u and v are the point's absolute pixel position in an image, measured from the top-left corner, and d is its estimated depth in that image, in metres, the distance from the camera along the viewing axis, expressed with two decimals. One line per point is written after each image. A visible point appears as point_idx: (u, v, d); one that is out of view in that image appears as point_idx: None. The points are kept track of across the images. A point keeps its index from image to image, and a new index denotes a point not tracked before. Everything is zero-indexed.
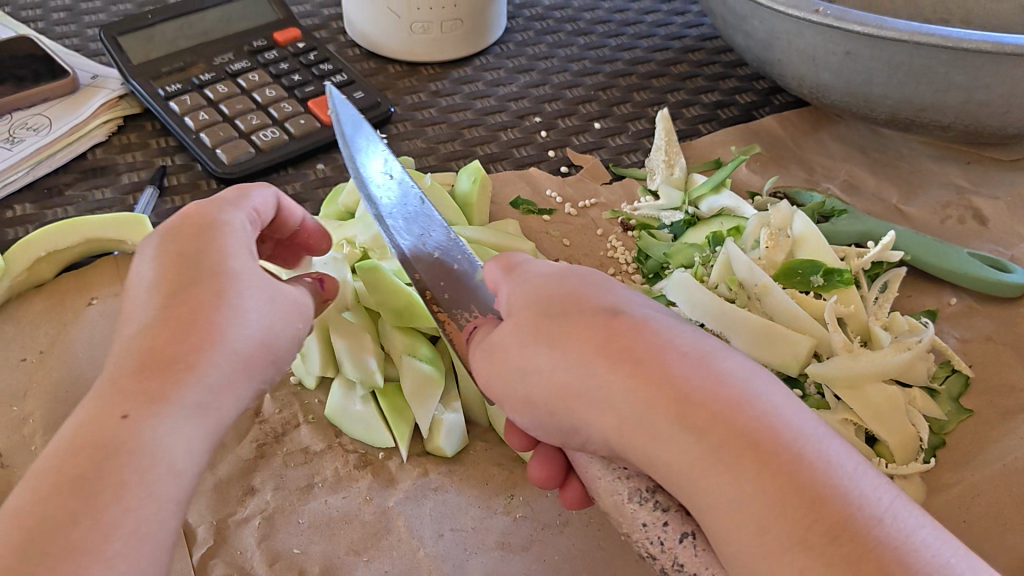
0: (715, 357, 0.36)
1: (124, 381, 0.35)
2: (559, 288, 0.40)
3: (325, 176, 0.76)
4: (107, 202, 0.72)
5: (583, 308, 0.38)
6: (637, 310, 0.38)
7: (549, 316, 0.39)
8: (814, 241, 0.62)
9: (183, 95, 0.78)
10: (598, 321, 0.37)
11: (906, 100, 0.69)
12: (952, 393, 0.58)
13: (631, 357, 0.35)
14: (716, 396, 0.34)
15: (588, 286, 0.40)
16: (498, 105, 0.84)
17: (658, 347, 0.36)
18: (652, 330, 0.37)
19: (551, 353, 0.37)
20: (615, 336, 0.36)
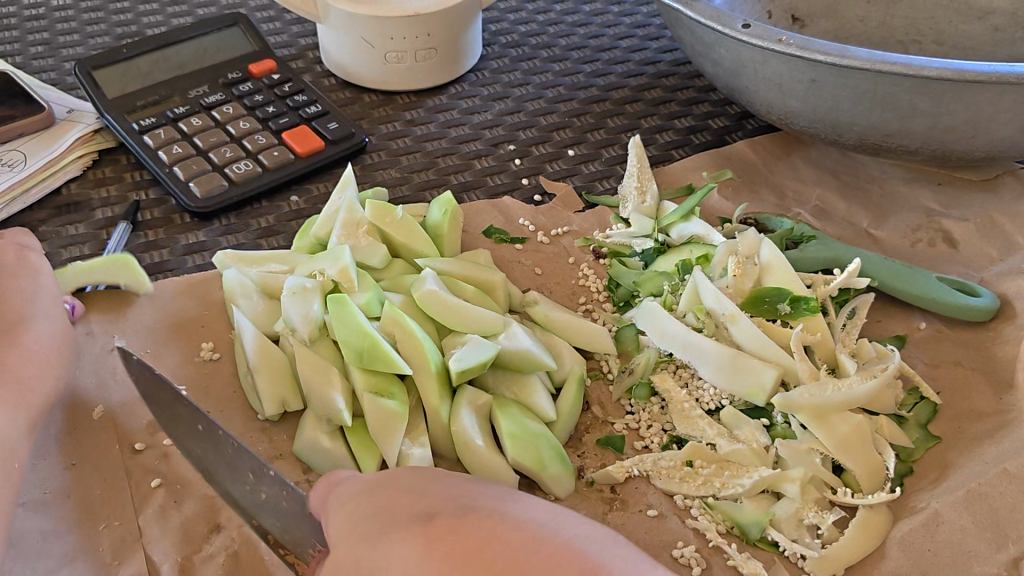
0: (543, 531, 0.40)
1: None
2: (377, 504, 0.42)
3: (299, 208, 0.77)
4: (79, 237, 0.72)
5: (401, 513, 0.41)
6: (448, 491, 0.43)
7: (376, 520, 0.41)
8: (780, 269, 0.62)
9: (157, 128, 0.78)
10: (418, 515, 0.41)
11: (873, 125, 0.69)
12: (920, 420, 0.58)
13: (459, 561, 0.38)
14: (547, 569, 0.38)
15: (402, 491, 0.42)
16: (472, 134, 0.84)
17: (473, 521, 0.40)
18: (472, 518, 0.40)
19: (388, 560, 0.39)
20: (431, 523, 0.40)
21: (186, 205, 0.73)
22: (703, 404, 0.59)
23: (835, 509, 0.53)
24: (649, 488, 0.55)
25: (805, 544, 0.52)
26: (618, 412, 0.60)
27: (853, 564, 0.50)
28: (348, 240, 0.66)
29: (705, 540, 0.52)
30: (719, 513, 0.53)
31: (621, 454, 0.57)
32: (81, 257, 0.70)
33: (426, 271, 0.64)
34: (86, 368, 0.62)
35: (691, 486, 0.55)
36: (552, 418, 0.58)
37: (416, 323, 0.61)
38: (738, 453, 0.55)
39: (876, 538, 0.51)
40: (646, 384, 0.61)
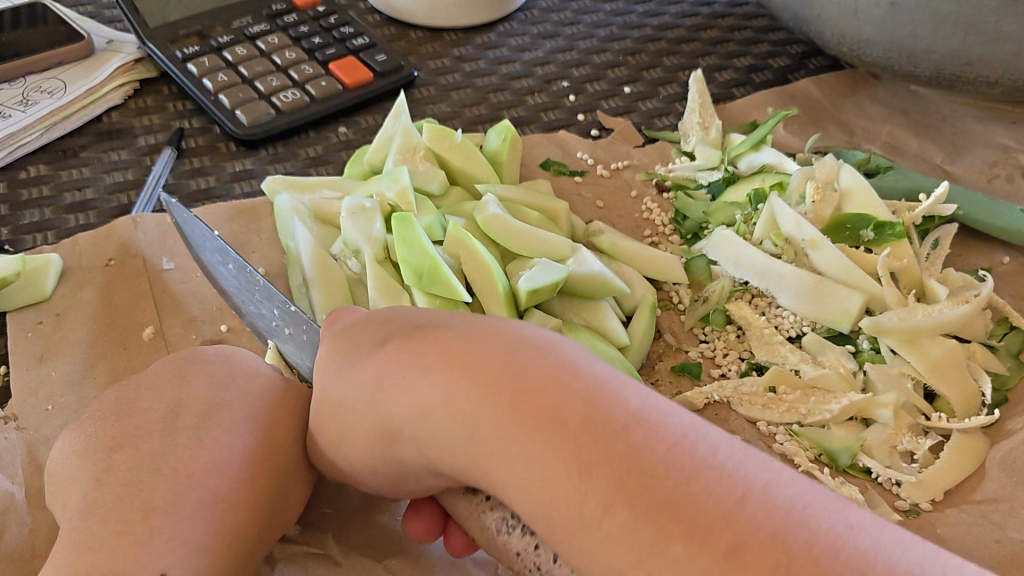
0: (511, 326, 0.33)
1: (152, 461, 0.38)
2: (360, 321, 0.38)
3: (349, 140, 0.74)
4: (123, 163, 0.69)
5: (383, 327, 0.36)
6: (438, 316, 0.35)
7: (355, 337, 0.36)
8: (862, 194, 0.59)
9: (201, 57, 0.75)
10: (389, 331, 0.35)
11: (953, 54, 0.66)
12: (1012, 350, 0.55)
13: (433, 353, 0.32)
14: (507, 365, 0.30)
15: (390, 313, 0.37)
16: (524, 70, 0.81)
17: (462, 336, 0.32)
18: (443, 329, 0.33)
19: (366, 377, 0.34)
20: (414, 342, 0.33)
21: (233, 132, 0.70)
22: (783, 332, 0.57)
23: (930, 435, 0.50)
24: (730, 415, 0.53)
25: (900, 470, 0.49)
26: (691, 340, 0.58)
27: (951, 489, 0.48)
28: (405, 163, 0.63)
29: (792, 466, 0.50)
30: (806, 439, 0.51)
31: (698, 381, 0.55)
32: (126, 183, 0.68)
33: (488, 196, 0.61)
34: (136, 292, 0.60)
35: (776, 413, 0.52)
36: (625, 343, 0.55)
37: (482, 245, 0.58)
38: (823, 379, 0.52)
39: (975, 462, 0.48)
40: (722, 310, 0.58)
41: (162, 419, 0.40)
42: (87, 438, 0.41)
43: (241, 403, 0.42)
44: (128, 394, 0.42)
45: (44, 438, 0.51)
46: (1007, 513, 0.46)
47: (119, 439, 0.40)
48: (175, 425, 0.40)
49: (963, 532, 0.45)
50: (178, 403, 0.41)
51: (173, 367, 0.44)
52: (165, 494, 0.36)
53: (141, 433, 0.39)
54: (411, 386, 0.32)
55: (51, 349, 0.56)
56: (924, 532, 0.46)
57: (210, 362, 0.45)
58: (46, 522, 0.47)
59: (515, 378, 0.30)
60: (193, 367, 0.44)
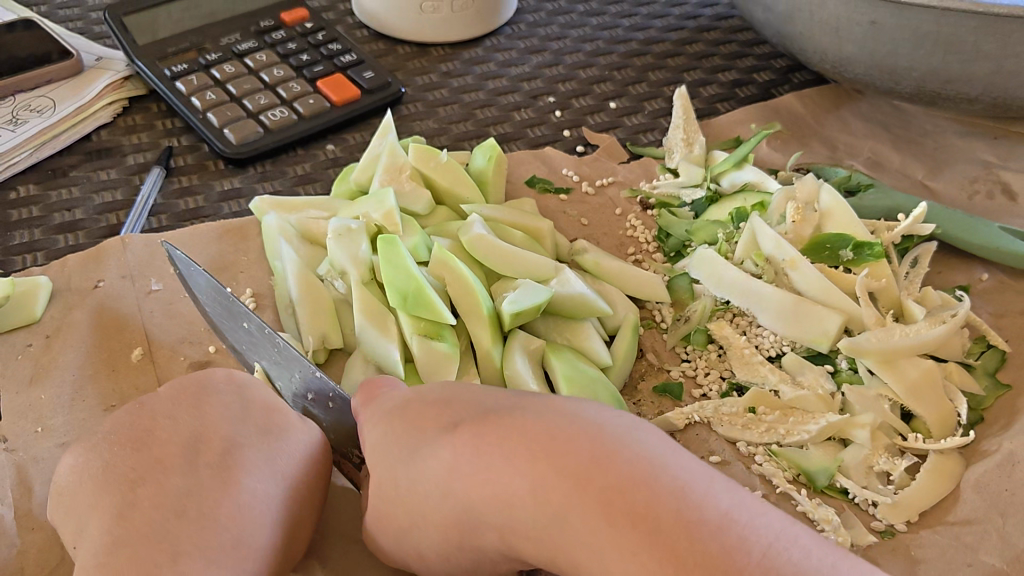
0: (588, 416, 0.34)
1: (175, 507, 0.38)
2: (414, 400, 0.39)
3: (336, 157, 0.74)
4: (112, 182, 0.70)
5: (445, 411, 0.37)
6: (502, 400, 0.36)
7: (416, 419, 0.37)
8: (843, 214, 0.60)
9: (190, 75, 0.76)
10: (455, 414, 0.36)
11: (933, 72, 0.67)
12: (989, 368, 0.56)
13: (510, 441, 0.33)
14: (587, 456, 0.32)
15: (453, 393, 0.38)
16: (511, 86, 0.82)
17: (537, 424, 0.34)
18: (518, 416, 0.35)
19: (438, 463, 0.35)
20: (488, 428, 0.34)
21: (221, 150, 0.71)
22: (764, 351, 0.57)
23: (907, 456, 0.51)
24: (710, 435, 0.53)
25: (876, 491, 0.50)
26: (674, 360, 0.58)
27: (927, 510, 0.48)
28: (391, 184, 0.64)
29: (771, 487, 0.51)
30: (785, 460, 0.51)
31: (679, 401, 0.55)
32: (115, 202, 0.68)
33: (474, 216, 0.62)
34: (124, 312, 0.60)
35: (756, 433, 0.53)
36: (608, 363, 0.56)
37: (466, 266, 0.59)
38: (802, 400, 0.53)
39: (949, 483, 0.49)
40: (703, 330, 0.59)
41: (180, 458, 0.40)
42: (101, 468, 0.40)
43: (258, 445, 0.42)
44: (143, 421, 0.42)
45: (34, 459, 0.51)
46: (980, 535, 0.46)
47: (137, 474, 0.40)
48: (193, 465, 0.40)
49: (937, 554, 0.46)
50: (197, 441, 0.41)
51: (185, 396, 0.44)
52: (191, 543, 0.37)
53: (159, 471, 0.40)
54: (491, 478, 0.33)
55: (41, 371, 0.56)
56: (900, 553, 0.46)
57: (226, 396, 0.45)
58: (35, 546, 0.47)
59: (605, 476, 0.31)
60: (207, 399, 0.44)
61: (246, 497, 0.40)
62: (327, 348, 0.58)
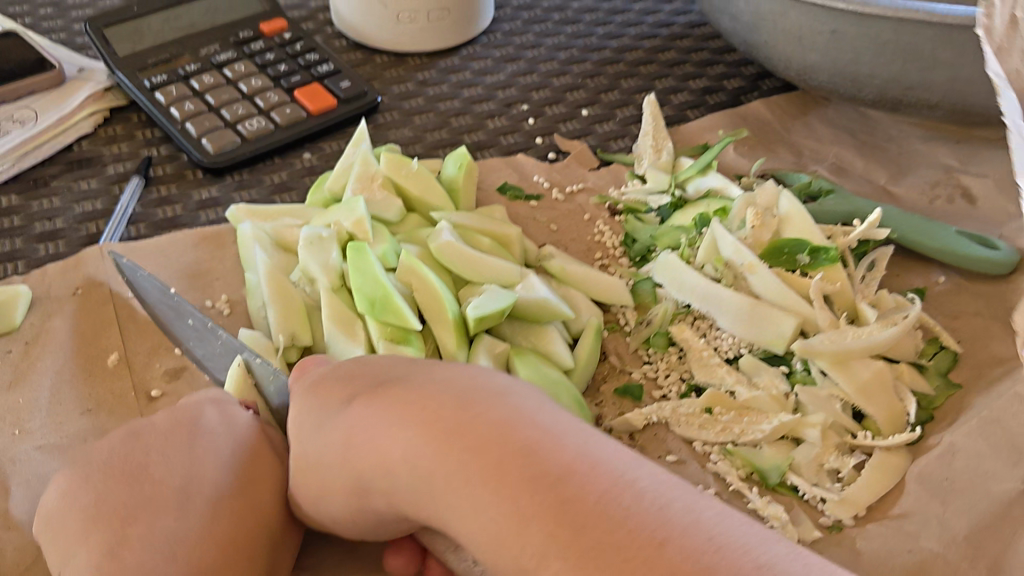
0: (470, 385, 0.36)
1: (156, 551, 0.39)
2: (326, 372, 0.41)
3: (313, 166, 0.76)
4: (92, 192, 0.72)
5: (345, 381, 0.39)
6: (396, 370, 0.39)
7: (320, 393, 0.40)
8: (800, 220, 0.61)
9: (169, 85, 0.77)
10: (351, 386, 0.39)
11: (893, 79, 0.69)
12: (940, 369, 0.57)
13: (389, 405, 0.36)
14: (454, 414, 0.34)
15: (357, 367, 0.40)
16: (486, 94, 0.84)
17: (416, 390, 0.36)
18: (405, 386, 0.37)
19: (335, 434, 0.37)
20: (374, 395, 0.37)
21: (199, 160, 0.72)
22: (722, 353, 0.59)
23: (857, 454, 0.53)
24: (668, 434, 0.55)
25: (825, 488, 0.51)
26: (636, 362, 0.60)
27: (871, 505, 0.50)
28: (363, 192, 0.66)
29: (725, 484, 0.52)
30: (739, 458, 0.53)
31: (639, 402, 0.57)
32: (95, 212, 0.70)
33: (442, 223, 0.63)
34: (102, 319, 0.62)
35: (711, 433, 0.54)
36: (571, 366, 0.57)
37: (434, 272, 0.60)
38: (756, 400, 0.55)
39: (896, 478, 0.51)
40: (664, 333, 0.61)
41: (165, 495, 0.41)
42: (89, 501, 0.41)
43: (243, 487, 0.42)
44: (135, 455, 0.42)
45: (11, 463, 0.53)
46: (921, 523, 0.48)
47: (126, 513, 0.40)
48: (177, 504, 0.40)
49: (880, 545, 0.47)
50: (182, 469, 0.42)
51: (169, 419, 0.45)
52: None
53: (144, 511, 0.40)
54: (372, 441, 0.35)
55: (20, 377, 0.58)
56: (844, 546, 0.48)
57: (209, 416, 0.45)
58: (10, 546, 0.49)
59: (469, 436, 0.33)
60: (190, 421, 0.44)
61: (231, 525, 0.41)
62: (296, 348, 0.59)
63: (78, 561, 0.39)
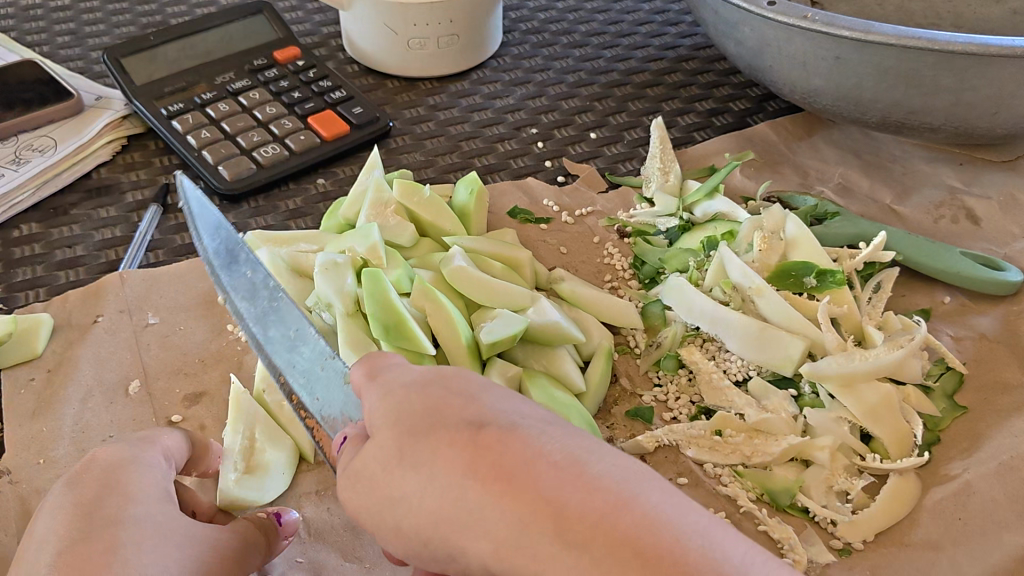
0: (589, 457, 0.33)
1: (92, 556, 0.39)
2: (418, 394, 0.37)
3: (326, 191, 0.77)
4: (112, 220, 0.73)
5: (444, 417, 0.36)
6: (500, 418, 0.36)
7: (407, 427, 0.36)
8: (807, 243, 0.62)
9: (186, 114, 0.79)
10: (449, 426, 0.35)
11: (895, 103, 0.70)
12: (947, 391, 0.58)
13: (500, 473, 0.33)
14: (586, 498, 0.31)
15: (452, 390, 0.37)
16: (495, 117, 0.85)
17: (529, 459, 0.33)
18: (518, 436, 0.34)
19: (436, 472, 0.34)
20: (480, 452, 0.34)
21: (215, 186, 0.74)
22: (731, 376, 0.60)
23: (865, 476, 0.54)
24: (679, 457, 0.56)
25: (836, 510, 0.52)
26: (645, 384, 0.61)
27: (883, 530, 0.51)
28: (376, 219, 0.67)
29: (736, 506, 0.53)
30: (749, 481, 0.54)
31: (650, 424, 0.58)
32: (114, 239, 0.71)
33: (454, 248, 0.65)
34: (122, 346, 0.63)
35: (720, 455, 0.55)
36: (583, 390, 0.59)
37: (446, 298, 0.61)
38: (766, 422, 0.56)
39: (905, 505, 0.52)
40: (674, 355, 0.62)
41: (102, 513, 0.41)
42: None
43: (170, 509, 0.44)
44: (86, 478, 0.43)
45: (36, 490, 0.54)
46: (932, 558, 0.49)
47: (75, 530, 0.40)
48: (114, 519, 0.41)
49: None
50: (131, 546, 0.40)
51: (95, 484, 0.43)
52: None
53: (87, 526, 0.41)
54: (479, 508, 0.33)
55: (44, 405, 0.59)
56: (857, 572, 0.49)
57: (135, 475, 0.44)
58: None
59: (603, 532, 0.31)
60: (118, 481, 0.43)
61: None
62: None
63: None
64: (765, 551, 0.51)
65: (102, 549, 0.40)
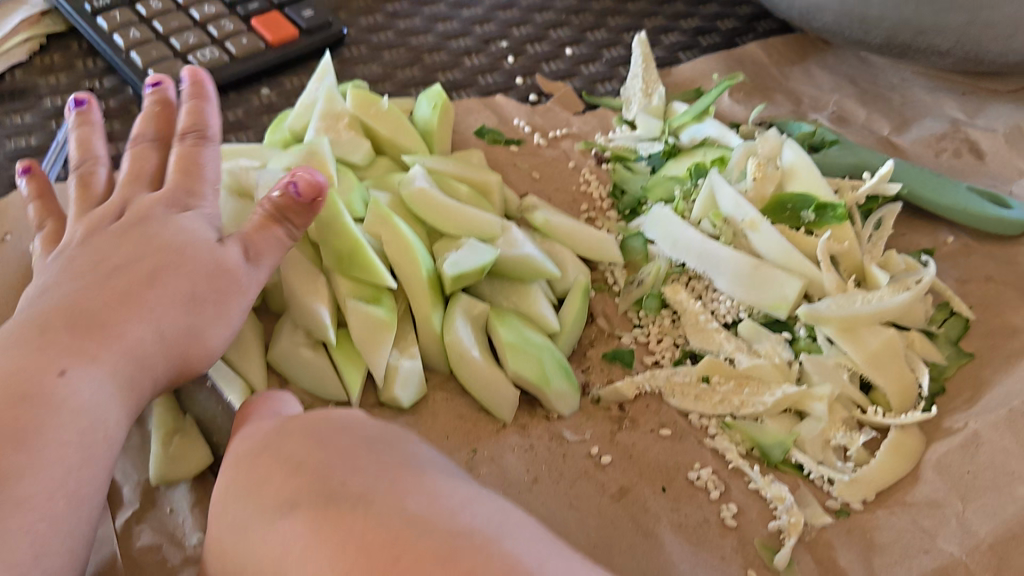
0: (432, 510, 0.27)
1: (125, 244, 0.44)
2: (256, 464, 0.30)
3: (270, 102, 0.69)
4: (27, 127, 0.65)
5: (270, 490, 0.29)
6: (339, 471, 0.29)
7: (236, 505, 0.29)
8: (806, 172, 0.56)
9: (113, 10, 0.70)
10: (286, 490, 0.28)
11: (904, 20, 0.64)
12: (951, 337, 0.53)
13: (320, 543, 0.26)
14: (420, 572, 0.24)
15: (284, 454, 0.30)
16: (462, 28, 0.77)
17: (351, 521, 0.26)
18: (344, 498, 0.27)
19: (252, 547, 0.27)
20: (305, 521, 0.27)
21: (143, 93, 0.65)
22: (720, 318, 0.55)
23: (865, 430, 0.49)
24: (662, 406, 0.51)
25: (832, 467, 0.47)
26: (625, 325, 0.56)
27: (884, 490, 0.46)
28: (327, 133, 0.59)
29: (724, 462, 0.48)
30: (738, 433, 0.49)
31: (629, 369, 0.53)
32: (29, 149, 0.63)
33: (415, 168, 0.58)
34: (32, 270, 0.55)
35: (707, 405, 0.50)
36: (556, 330, 0.53)
37: (406, 224, 0.54)
38: (758, 369, 0.51)
39: (910, 462, 0.47)
40: (658, 294, 0.56)
41: (145, 212, 0.47)
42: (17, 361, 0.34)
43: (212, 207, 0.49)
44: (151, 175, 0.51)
45: None
46: (939, 520, 0.44)
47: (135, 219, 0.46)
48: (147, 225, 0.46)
49: (894, 538, 0.44)
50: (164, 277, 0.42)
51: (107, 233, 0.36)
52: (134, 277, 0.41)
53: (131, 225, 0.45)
54: None
55: None
56: (854, 535, 0.44)
57: (183, 219, 0.46)
58: None
59: None
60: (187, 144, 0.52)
61: (149, 360, 0.39)
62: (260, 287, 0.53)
63: (93, 256, 0.43)
64: (755, 512, 0.46)
65: (143, 231, 0.45)
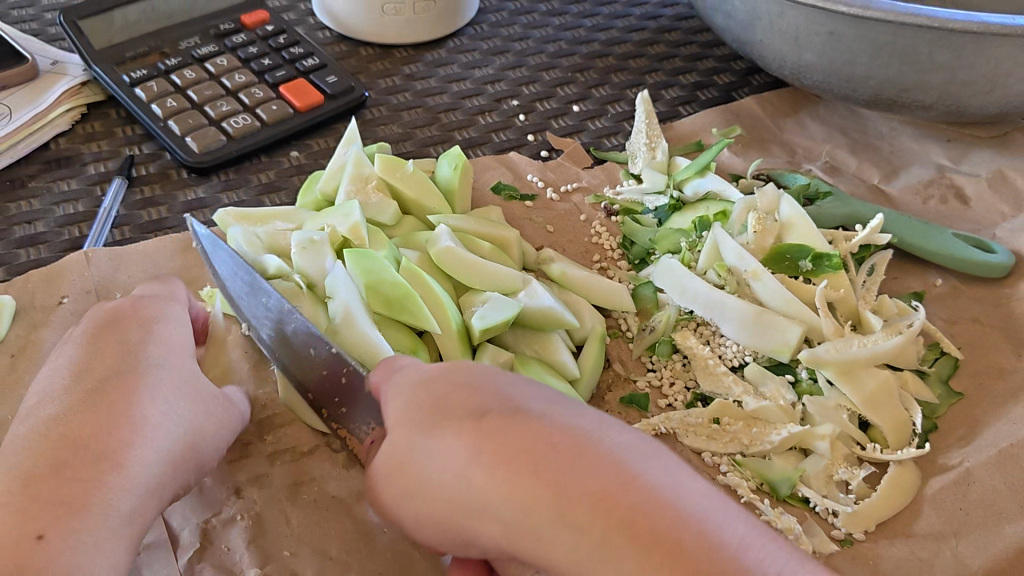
0: (594, 436, 0.34)
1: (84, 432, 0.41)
2: (431, 387, 0.37)
3: (299, 164, 0.74)
4: (73, 194, 0.69)
5: (453, 407, 0.36)
6: (512, 400, 0.36)
7: (416, 418, 0.36)
8: (803, 224, 0.61)
9: (149, 81, 0.74)
10: (467, 408, 0.36)
11: (889, 80, 0.69)
12: (942, 375, 0.58)
13: (506, 452, 0.33)
14: (594, 478, 0.32)
15: (457, 381, 0.37)
16: (475, 88, 0.82)
17: (533, 435, 0.33)
18: (521, 417, 0.34)
19: (438, 455, 0.35)
20: (489, 436, 0.34)
21: (182, 159, 0.70)
22: (726, 362, 0.59)
23: (865, 466, 0.53)
24: (676, 445, 0.55)
25: (837, 500, 0.51)
26: (639, 369, 0.60)
27: (884, 521, 0.50)
28: (357, 196, 0.64)
29: (737, 497, 0.52)
30: (748, 470, 0.53)
31: (645, 412, 0.57)
32: (76, 215, 0.67)
33: (441, 227, 0.62)
34: None
35: (719, 444, 0.54)
36: (576, 376, 0.57)
37: (436, 280, 0.59)
38: (764, 411, 0.55)
39: (908, 495, 0.51)
40: (669, 340, 0.60)
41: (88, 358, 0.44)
42: (23, 459, 0.39)
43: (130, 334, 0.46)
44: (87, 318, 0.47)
45: None
46: (934, 551, 0.48)
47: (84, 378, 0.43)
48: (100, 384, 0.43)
49: (895, 566, 0.48)
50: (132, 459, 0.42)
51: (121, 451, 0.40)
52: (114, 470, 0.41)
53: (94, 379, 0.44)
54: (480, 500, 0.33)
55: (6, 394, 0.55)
56: (860, 562, 0.48)
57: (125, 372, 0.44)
58: None
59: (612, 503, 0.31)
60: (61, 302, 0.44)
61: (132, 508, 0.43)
62: None
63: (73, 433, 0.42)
64: None
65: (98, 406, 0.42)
